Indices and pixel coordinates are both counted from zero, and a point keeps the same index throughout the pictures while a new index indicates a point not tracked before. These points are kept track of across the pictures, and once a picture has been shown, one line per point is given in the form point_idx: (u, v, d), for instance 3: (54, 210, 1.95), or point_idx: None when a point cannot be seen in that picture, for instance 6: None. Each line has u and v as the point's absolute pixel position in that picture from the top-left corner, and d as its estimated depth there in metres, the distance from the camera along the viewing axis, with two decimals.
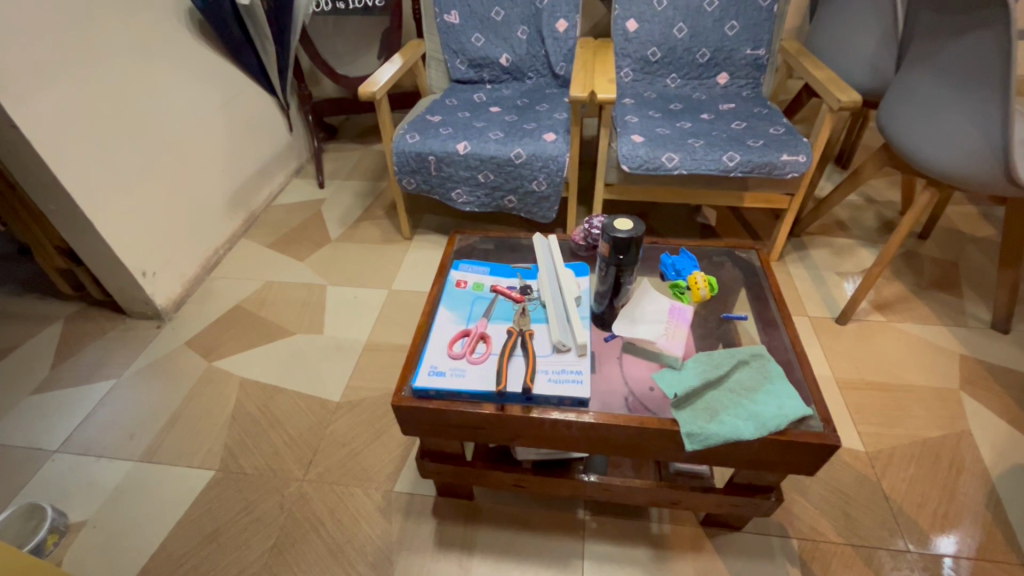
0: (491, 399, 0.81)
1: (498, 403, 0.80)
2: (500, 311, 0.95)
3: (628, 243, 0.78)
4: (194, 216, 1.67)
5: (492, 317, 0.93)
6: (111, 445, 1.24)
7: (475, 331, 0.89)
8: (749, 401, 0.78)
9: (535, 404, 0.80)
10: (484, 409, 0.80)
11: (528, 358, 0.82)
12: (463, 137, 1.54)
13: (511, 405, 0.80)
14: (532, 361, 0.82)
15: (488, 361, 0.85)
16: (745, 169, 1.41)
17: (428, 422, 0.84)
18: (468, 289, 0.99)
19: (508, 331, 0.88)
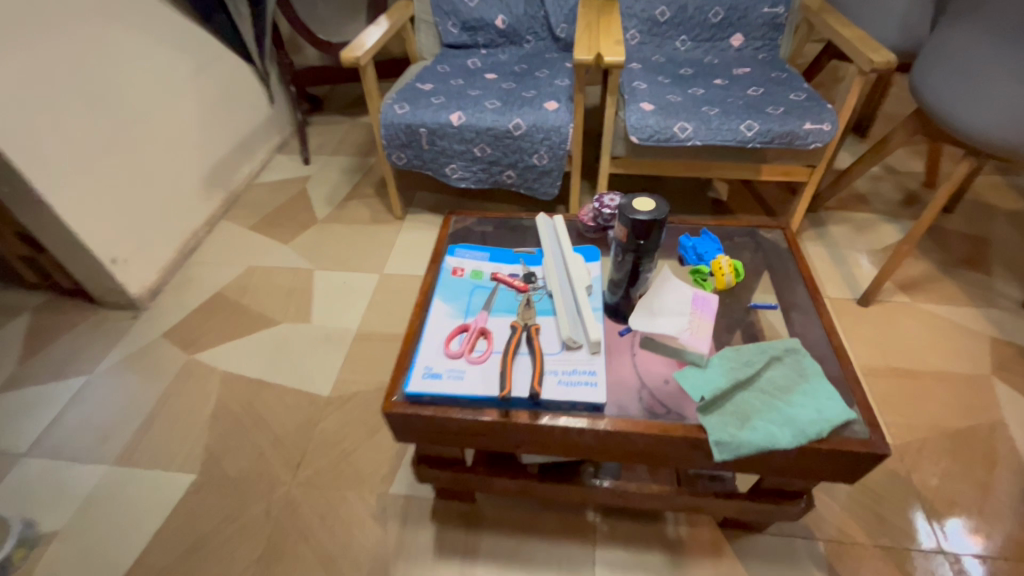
0: (494, 404, 0.71)
1: (502, 409, 0.71)
2: (502, 303, 0.85)
3: (650, 226, 0.68)
4: (168, 198, 1.55)
5: (494, 310, 0.83)
6: (84, 449, 1.16)
7: (474, 327, 0.79)
8: (785, 404, 0.69)
9: (544, 408, 0.71)
10: (486, 415, 0.71)
11: (535, 358, 0.72)
12: (457, 108, 1.41)
13: (516, 411, 0.71)
14: (539, 360, 0.72)
15: (490, 360, 0.76)
16: (765, 139, 1.29)
17: (424, 430, 0.75)
18: (466, 278, 0.89)
19: (511, 326, 0.78)
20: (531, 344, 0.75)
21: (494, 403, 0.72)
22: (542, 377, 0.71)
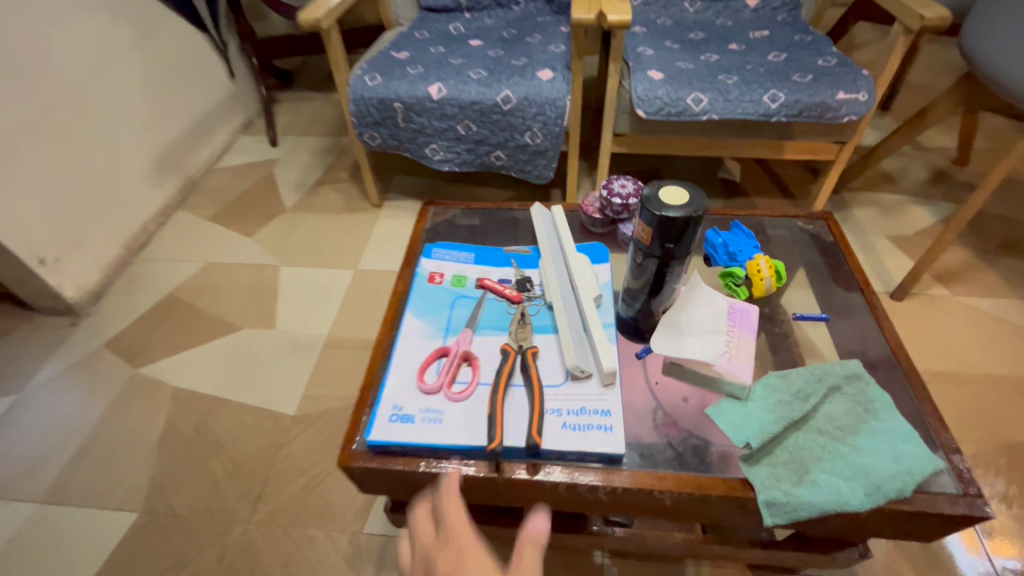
0: (481, 454, 0.56)
1: (490, 460, 0.56)
2: (490, 318, 0.68)
3: (683, 226, 0.52)
4: (108, 186, 1.36)
5: (480, 328, 0.67)
6: (8, 483, 1.00)
7: (455, 352, 0.63)
8: (850, 450, 0.54)
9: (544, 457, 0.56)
10: (471, 469, 0.56)
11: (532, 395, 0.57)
12: (437, 78, 1.23)
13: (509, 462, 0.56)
14: (538, 397, 0.57)
15: (475, 396, 0.60)
16: (791, 111, 1.12)
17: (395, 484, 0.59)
18: (446, 286, 0.73)
19: (502, 350, 0.63)
20: (527, 375, 0.59)
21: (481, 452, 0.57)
22: (541, 420, 0.55)
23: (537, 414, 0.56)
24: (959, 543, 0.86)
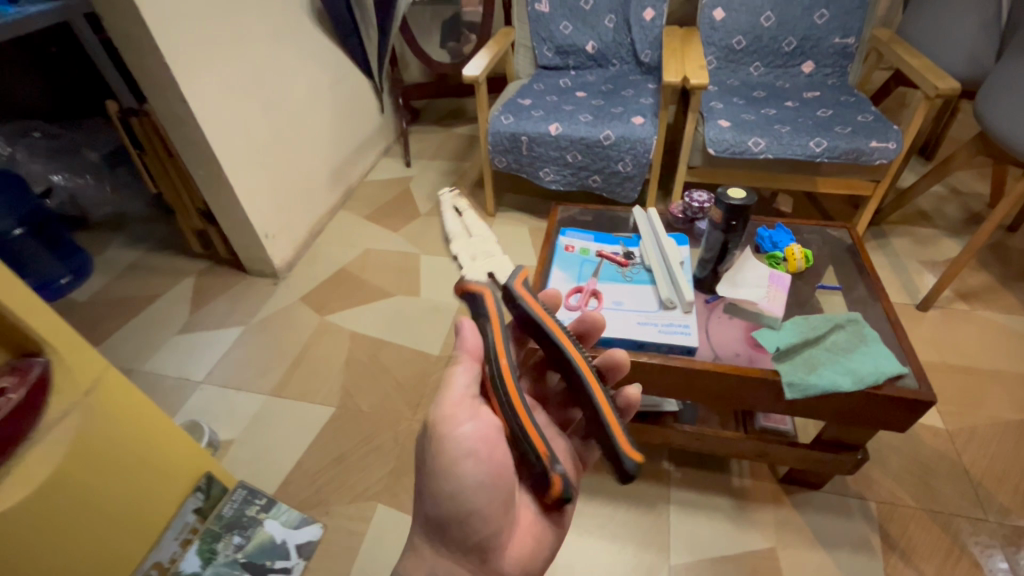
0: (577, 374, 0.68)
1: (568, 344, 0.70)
2: (463, 247, 0.79)
3: (742, 210, 0.87)
4: (306, 188, 1.85)
5: (488, 257, 0.77)
6: (247, 380, 1.45)
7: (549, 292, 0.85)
8: (847, 359, 0.86)
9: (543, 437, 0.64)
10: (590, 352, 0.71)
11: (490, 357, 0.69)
12: (555, 120, 1.65)
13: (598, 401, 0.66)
14: (498, 355, 0.68)
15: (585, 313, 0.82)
16: (832, 155, 1.45)
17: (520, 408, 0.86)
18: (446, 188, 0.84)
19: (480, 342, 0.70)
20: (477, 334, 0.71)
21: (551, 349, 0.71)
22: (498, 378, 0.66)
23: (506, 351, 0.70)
24: (964, 501, 1.09)
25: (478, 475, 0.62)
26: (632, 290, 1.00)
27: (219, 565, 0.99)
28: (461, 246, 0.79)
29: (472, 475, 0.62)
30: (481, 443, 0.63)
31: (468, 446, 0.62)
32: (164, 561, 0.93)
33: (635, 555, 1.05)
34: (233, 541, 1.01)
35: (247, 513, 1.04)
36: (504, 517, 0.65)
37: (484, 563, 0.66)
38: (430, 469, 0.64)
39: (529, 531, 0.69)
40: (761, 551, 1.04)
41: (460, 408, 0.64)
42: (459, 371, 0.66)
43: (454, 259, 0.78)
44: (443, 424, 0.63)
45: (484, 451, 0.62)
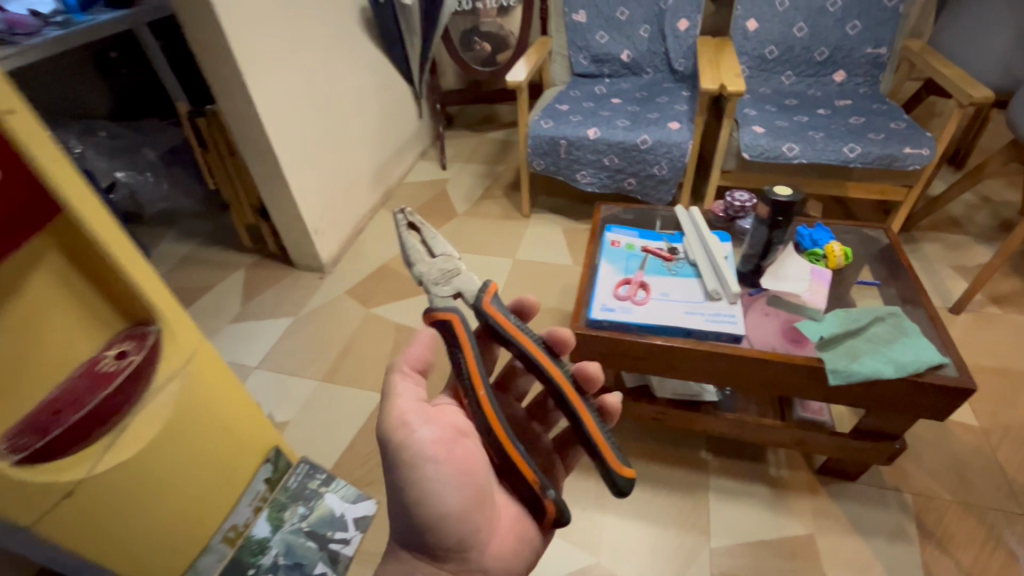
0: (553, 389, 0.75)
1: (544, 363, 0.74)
2: (425, 268, 0.77)
3: (789, 205, 0.92)
4: (351, 188, 1.94)
5: (453, 276, 0.76)
6: (298, 367, 1.52)
7: (528, 301, 0.84)
8: (888, 349, 0.90)
9: (527, 457, 0.71)
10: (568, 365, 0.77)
11: (468, 386, 0.73)
12: (593, 124, 1.71)
13: (583, 420, 0.72)
14: (478, 387, 0.73)
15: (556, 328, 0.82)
16: (865, 160, 1.49)
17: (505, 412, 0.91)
18: (401, 209, 0.79)
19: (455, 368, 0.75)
20: (454, 364, 0.74)
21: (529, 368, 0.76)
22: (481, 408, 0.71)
23: (483, 379, 0.74)
24: (1001, 496, 1.12)
25: (448, 478, 0.70)
26: (678, 283, 1.06)
27: (286, 531, 1.06)
28: (423, 267, 0.77)
29: (435, 473, 0.69)
30: (435, 445, 0.70)
31: (431, 452, 0.69)
32: (240, 524, 0.99)
33: (676, 537, 1.09)
34: (298, 512, 1.08)
35: (309, 486, 1.12)
36: (477, 514, 0.72)
37: (465, 559, 0.72)
38: (395, 477, 0.70)
39: (506, 526, 0.76)
40: (799, 537, 1.08)
41: (414, 415, 0.71)
42: (401, 386, 0.73)
43: (417, 281, 0.76)
44: (399, 431, 0.69)
45: (439, 453, 0.70)
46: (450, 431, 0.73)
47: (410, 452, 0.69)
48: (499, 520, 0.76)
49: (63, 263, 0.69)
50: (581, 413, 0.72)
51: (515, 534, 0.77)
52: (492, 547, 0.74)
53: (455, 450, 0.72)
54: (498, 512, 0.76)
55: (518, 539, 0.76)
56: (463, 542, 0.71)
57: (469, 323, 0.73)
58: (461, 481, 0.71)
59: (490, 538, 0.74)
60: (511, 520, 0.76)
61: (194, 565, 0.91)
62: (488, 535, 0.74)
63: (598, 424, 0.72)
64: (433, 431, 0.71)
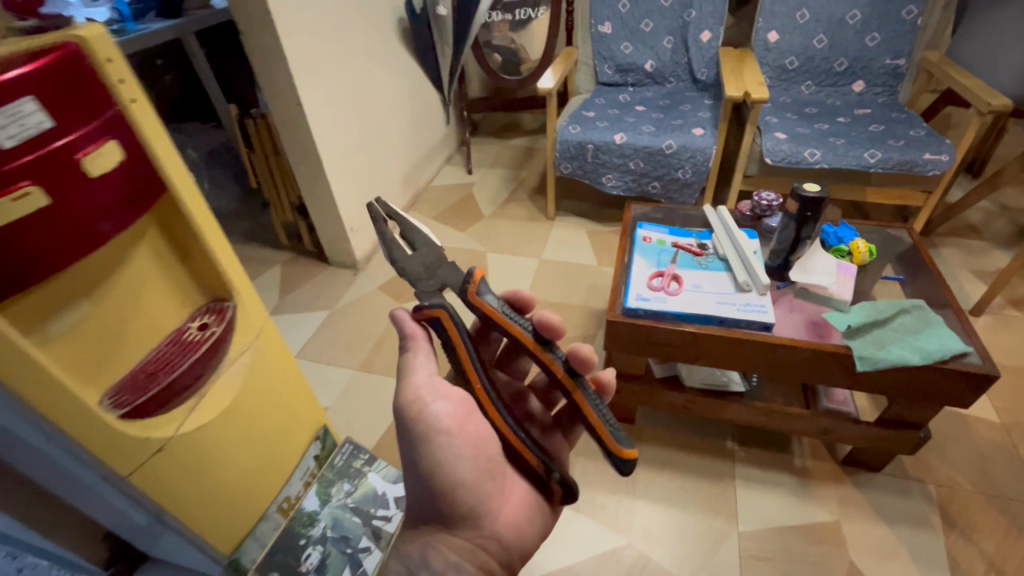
0: (549, 375, 0.75)
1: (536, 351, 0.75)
2: (409, 264, 0.76)
3: (817, 202, 0.97)
4: (384, 189, 2.02)
5: (438, 268, 0.77)
6: (336, 357, 1.59)
7: (519, 292, 0.82)
8: (913, 338, 0.95)
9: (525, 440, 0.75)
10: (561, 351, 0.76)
11: (465, 380, 0.76)
12: (620, 130, 1.78)
13: (579, 406, 0.73)
14: (474, 381, 0.75)
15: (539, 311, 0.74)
16: (886, 165, 1.54)
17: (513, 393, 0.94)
18: (375, 200, 0.80)
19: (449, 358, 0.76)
20: (449, 358, 0.76)
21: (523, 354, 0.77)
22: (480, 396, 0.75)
23: (478, 372, 0.75)
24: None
25: (456, 453, 0.73)
26: (709, 276, 1.11)
27: (333, 506, 1.11)
28: (406, 263, 0.77)
29: (449, 444, 0.72)
30: (448, 419, 0.73)
31: (442, 426, 0.73)
32: (292, 497, 1.05)
33: (705, 521, 1.13)
34: (344, 488, 1.14)
35: (354, 464, 1.18)
36: (490, 484, 0.75)
37: (480, 528, 0.74)
38: (414, 446, 0.73)
39: (518, 499, 0.78)
40: (825, 523, 1.12)
41: (426, 391, 0.73)
42: (417, 360, 0.73)
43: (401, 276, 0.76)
44: (417, 405, 0.72)
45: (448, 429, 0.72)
46: (464, 406, 0.75)
47: (422, 427, 0.73)
48: (511, 493, 0.78)
49: (158, 238, 0.76)
50: (577, 399, 0.73)
51: (526, 508, 0.79)
52: (504, 520, 0.76)
53: (466, 426, 0.74)
54: (510, 489, 0.78)
55: (530, 513, 0.78)
56: (475, 513, 0.74)
57: (458, 318, 0.73)
58: (477, 452, 0.74)
59: (500, 509, 0.76)
60: (520, 494, 0.79)
61: (253, 533, 0.97)
62: (498, 506, 0.76)
63: (596, 406, 0.72)
64: (447, 407, 0.74)
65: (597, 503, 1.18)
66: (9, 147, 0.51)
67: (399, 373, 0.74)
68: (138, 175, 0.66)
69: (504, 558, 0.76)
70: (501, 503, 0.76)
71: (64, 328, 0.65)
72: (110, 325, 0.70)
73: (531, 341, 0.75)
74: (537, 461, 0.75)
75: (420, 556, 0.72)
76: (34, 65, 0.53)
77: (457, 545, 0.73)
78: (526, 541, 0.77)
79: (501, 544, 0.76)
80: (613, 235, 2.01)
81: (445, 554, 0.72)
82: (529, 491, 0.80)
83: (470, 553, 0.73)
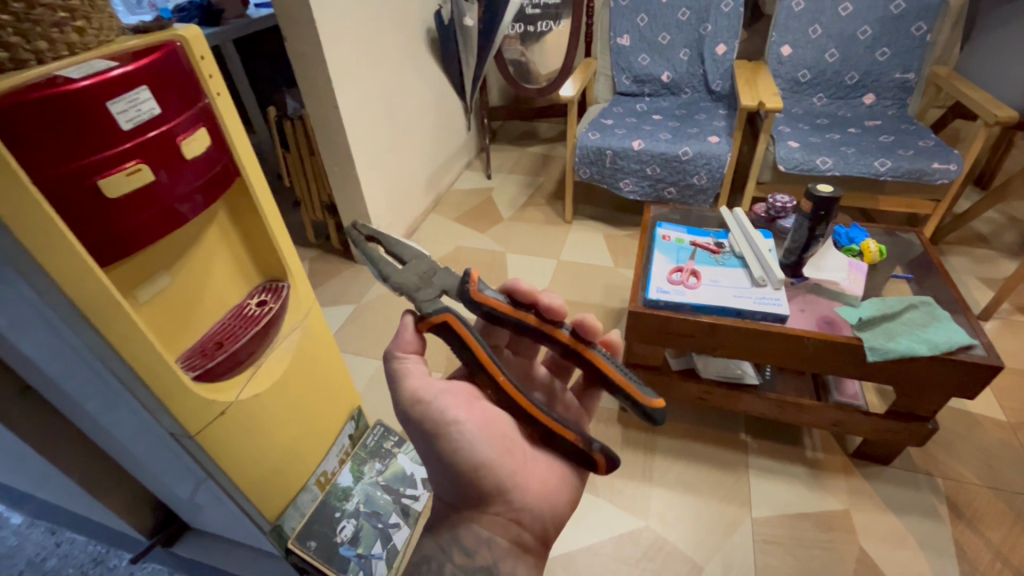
0: (559, 347, 0.83)
1: (543, 329, 0.82)
2: (403, 276, 0.79)
3: (830, 201, 1.03)
4: (409, 190, 2.10)
5: (432, 276, 0.81)
6: (362, 348, 1.66)
7: (518, 284, 0.82)
8: (922, 331, 1.00)
9: (560, 419, 0.79)
10: (566, 324, 0.84)
11: (487, 377, 0.78)
12: (638, 137, 1.85)
13: (597, 366, 0.81)
14: (497, 374, 0.78)
15: (539, 294, 0.81)
16: (895, 173, 1.60)
17: (523, 369, 0.96)
18: (354, 226, 0.84)
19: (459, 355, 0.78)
20: (462, 356, 0.78)
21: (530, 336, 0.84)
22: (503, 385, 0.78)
23: (497, 366, 0.78)
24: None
25: (472, 436, 0.74)
26: (726, 272, 1.17)
27: (365, 483, 1.16)
28: (399, 276, 0.79)
29: (460, 429, 0.73)
30: (451, 407, 0.74)
31: (452, 415, 0.74)
32: (329, 472, 1.13)
33: (719, 507, 1.18)
34: (375, 467, 1.20)
35: (384, 445, 1.24)
36: (511, 459, 0.76)
37: (511, 503, 0.75)
38: (426, 436, 0.74)
39: (547, 472, 0.80)
40: (836, 512, 1.16)
41: (425, 387, 0.74)
42: (408, 366, 0.75)
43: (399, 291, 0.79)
44: (419, 398, 0.73)
45: (455, 417, 0.74)
46: (462, 398, 0.77)
47: (431, 422, 0.73)
48: (537, 467, 0.79)
49: (225, 218, 0.84)
50: (594, 360, 0.81)
51: (555, 478, 0.80)
52: (534, 491, 0.76)
53: (472, 411, 0.76)
54: (534, 464, 0.79)
55: (558, 481, 0.80)
56: (504, 488, 0.74)
57: (465, 316, 0.77)
58: (489, 433, 0.76)
59: (530, 483, 0.76)
60: (546, 466, 0.80)
61: (293, 502, 1.03)
62: (528, 480, 0.76)
63: (613, 364, 0.81)
64: (450, 398, 0.75)
65: (615, 488, 1.22)
66: (127, 128, 0.60)
67: (390, 382, 0.75)
68: (220, 161, 0.74)
69: (538, 530, 0.77)
70: (529, 476, 0.77)
71: (149, 296, 0.73)
72: (185, 295, 0.78)
73: (535, 322, 0.82)
74: (575, 435, 0.79)
75: (449, 536, 0.74)
76: (138, 63, 0.60)
77: (488, 520, 0.74)
78: (558, 509, 0.78)
79: (533, 518, 0.76)
80: (629, 239, 2.07)
81: (477, 531, 0.74)
82: (554, 461, 0.82)
83: (502, 527, 0.74)
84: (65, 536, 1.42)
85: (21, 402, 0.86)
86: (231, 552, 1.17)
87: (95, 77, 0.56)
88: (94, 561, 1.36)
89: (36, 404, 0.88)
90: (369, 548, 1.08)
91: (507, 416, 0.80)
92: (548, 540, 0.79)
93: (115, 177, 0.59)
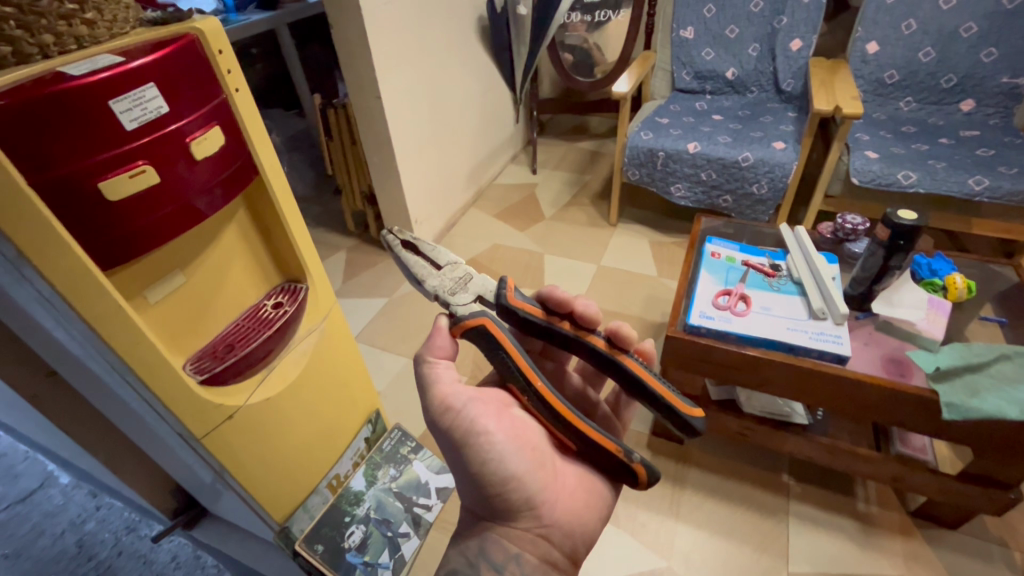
0: (595, 357, 0.76)
1: (579, 336, 0.75)
2: (438, 280, 0.75)
3: (912, 230, 0.89)
4: (449, 183, 2.06)
5: (467, 282, 0.75)
6: (391, 343, 1.64)
7: (553, 291, 0.75)
8: (1015, 388, 0.85)
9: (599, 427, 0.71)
10: (601, 331, 0.77)
11: (522, 384, 0.71)
12: (694, 139, 1.72)
13: (637, 376, 0.73)
14: (534, 379, 0.71)
15: (574, 300, 0.75)
16: (994, 194, 1.40)
17: None
18: (386, 231, 0.79)
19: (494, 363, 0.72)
20: (497, 365, 0.72)
21: (565, 346, 0.77)
22: (540, 390, 0.71)
23: (535, 370, 0.72)
24: None
25: (503, 447, 0.68)
26: (781, 299, 1.05)
27: (378, 489, 1.14)
28: (434, 280, 0.75)
29: (487, 440, 0.67)
30: (479, 416, 0.69)
31: (482, 426, 0.68)
32: (341, 474, 1.09)
33: (753, 556, 1.08)
34: (389, 473, 1.18)
35: (401, 450, 1.22)
36: (542, 472, 0.70)
37: (539, 518, 0.69)
38: (452, 446, 0.69)
39: (580, 489, 0.74)
40: None
41: (454, 395, 0.69)
42: (438, 371, 0.70)
43: (431, 295, 0.74)
44: (447, 407, 0.68)
45: (484, 426, 0.68)
46: (492, 407, 0.71)
47: (460, 431, 0.68)
48: (570, 481, 0.73)
49: (246, 218, 0.82)
50: (632, 369, 0.73)
51: (586, 490, 0.74)
52: (564, 507, 0.70)
53: (502, 421, 0.71)
54: (564, 478, 0.73)
55: (590, 496, 0.74)
56: (534, 502, 0.68)
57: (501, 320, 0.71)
58: (518, 445, 0.70)
59: (560, 499, 0.70)
60: (577, 477, 0.74)
61: (304, 504, 1.01)
62: (558, 495, 0.70)
63: (652, 374, 0.73)
64: (479, 408, 0.70)
65: (639, 520, 1.14)
66: (132, 128, 0.57)
67: (420, 389, 0.70)
68: (236, 156, 0.71)
69: (568, 548, 0.71)
70: (559, 491, 0.71)
71: (160, 296, 0.71)
72: (198, 294, 0.76)
73: (571, 330, 0.76)
74: (616, 446, 0.69)
75: (477, 547, 0.68)
76: (150, 57, 0.57)
77: (517, 535, 0.68)
78: (589, 528, 0.72)
79: (560, 538, 0.70)
80: (676, 246, 1.95)
81: None
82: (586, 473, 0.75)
83: (531, 543, 0.68)
84: (104, 501, 1.49)
85: (50, 383, 0.88)
86: (246, 542, 1.18)
87: (99, 73, 0.53)
88: (127, 528, 1.42)
89: (63, 388, 0.90)
90: (377, 556, 1.08)
91: (537, 428, 0.75)
92: (577, 558, 0.73)
93: (119, 177, 0.56)
